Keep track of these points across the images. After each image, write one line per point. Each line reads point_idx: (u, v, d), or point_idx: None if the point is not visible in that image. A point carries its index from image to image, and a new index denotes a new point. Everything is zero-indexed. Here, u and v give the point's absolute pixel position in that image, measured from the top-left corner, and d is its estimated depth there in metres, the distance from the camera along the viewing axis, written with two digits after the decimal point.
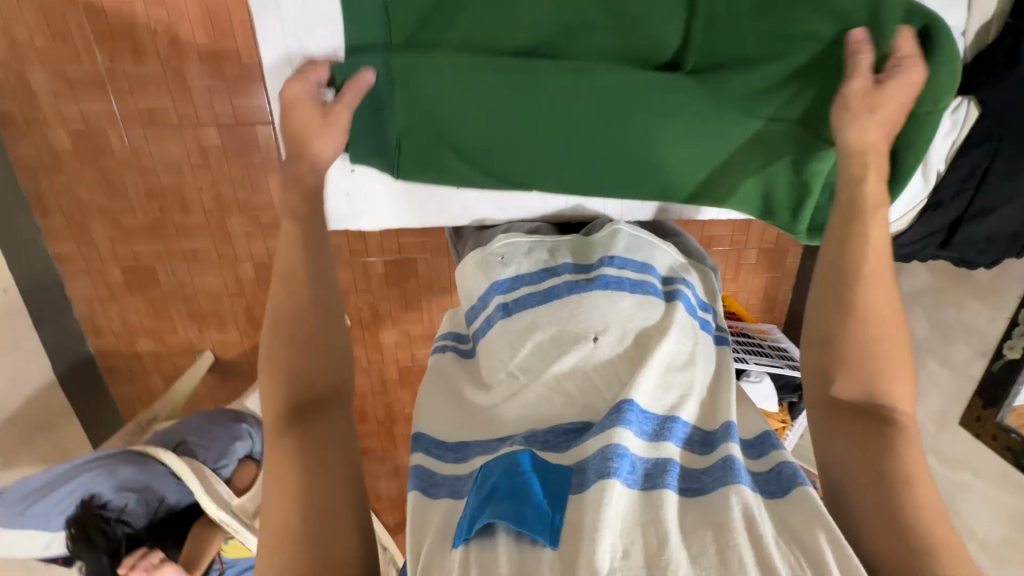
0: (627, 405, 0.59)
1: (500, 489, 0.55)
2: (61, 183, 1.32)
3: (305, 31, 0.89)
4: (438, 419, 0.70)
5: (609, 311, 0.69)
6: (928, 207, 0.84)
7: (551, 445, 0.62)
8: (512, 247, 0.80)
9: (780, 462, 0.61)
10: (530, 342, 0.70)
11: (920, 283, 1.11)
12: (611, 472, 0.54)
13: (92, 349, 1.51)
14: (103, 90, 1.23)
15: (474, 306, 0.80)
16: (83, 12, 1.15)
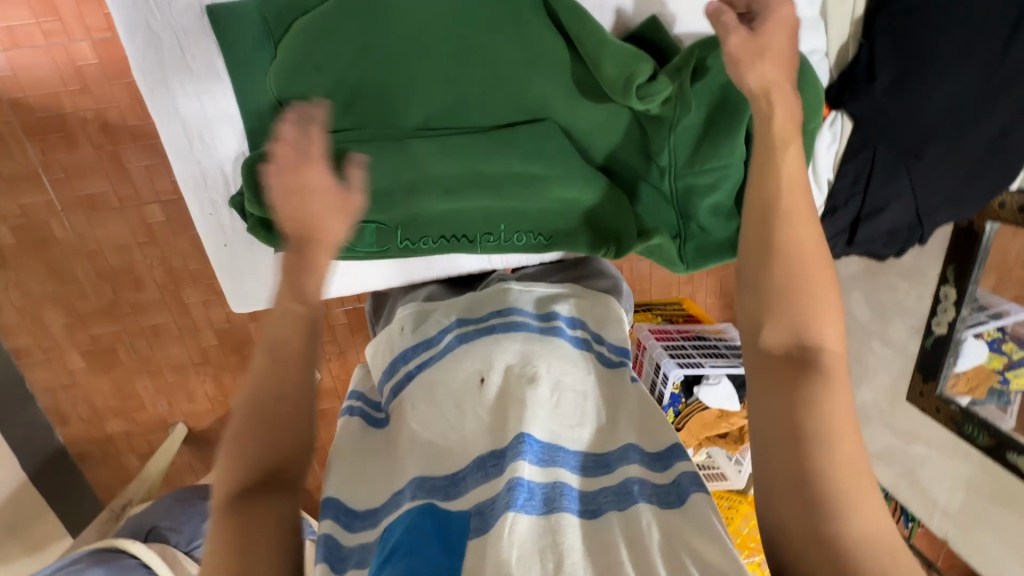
0: (524, 438, 0.64)
1: (399, 548, 0.58)
2: (8, 278, 1.31)
3: (205, 129, 0.83)
4: (347, 483, 0.71)
5: (490, 351, 0.74)
6: (826, 212, 0.91)
7: (437, 492, 0.66)
8: (407, 319, 0.85)
9: (679, 474, 0.66)
10: (433, 390, 0.73)
11: (853, 270, 1.16)
12: (508, 506, 0.59)
13: (61, 439, 1.48)
14: (40, 182, 1.23)
15: (383, 374, 0.82)
16: (10, 110, 1.17)
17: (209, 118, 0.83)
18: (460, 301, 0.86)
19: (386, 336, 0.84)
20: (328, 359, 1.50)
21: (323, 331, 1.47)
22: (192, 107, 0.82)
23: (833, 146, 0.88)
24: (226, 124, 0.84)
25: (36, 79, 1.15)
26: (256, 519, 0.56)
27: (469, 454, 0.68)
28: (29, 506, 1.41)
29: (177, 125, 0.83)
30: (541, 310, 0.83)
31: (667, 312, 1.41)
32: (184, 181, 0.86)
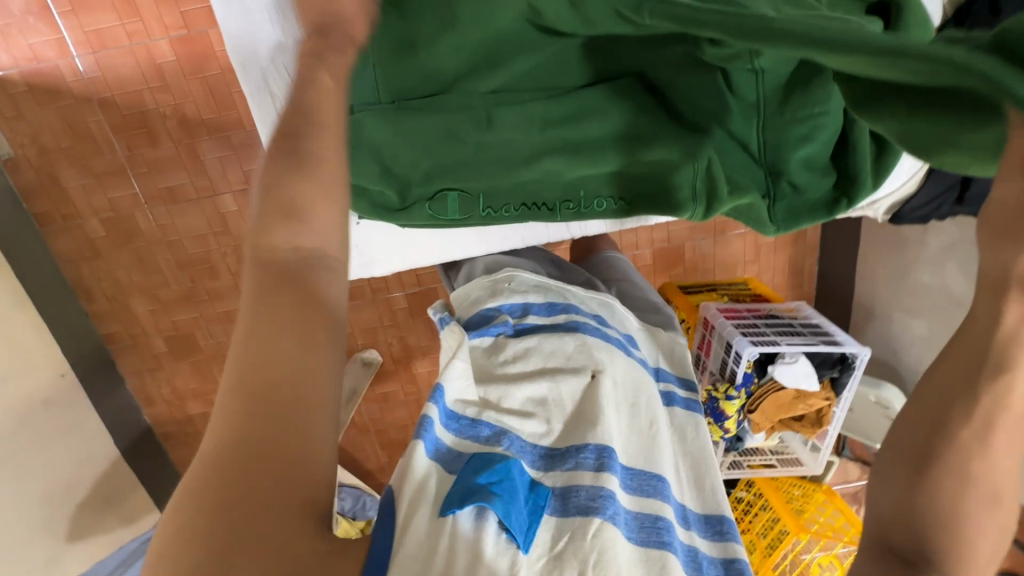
0: (620, 453, 0.65)
1: (495, 484, 0.57)
2: (100, 268, 1.41)
3: (293, 101, 0.88)
4: (460, 382, 0.69)
5: (611, 359, 0.75)
6: (933, 166, 0.81)
7: (527, 455, 0.66)
8: (515, 278, 0.87)
9: (731, 555, 0.65)
10: (535, 362, 0.73)
11: (948, 238, 1.07)
12: (595, 511, 0.59)
13: (148, 419, 1.58)
14: (126, 176, 1.32)
15: (473, 314, 0.83)
16: (100, 109, 1.25)
17: (297, 91, 0.87)
18: (566, 290, 0.87)
19: (489, 281, 0.87)
20: (389, 344, 1.54)
21: (385, 316, 1.50)
22: (283, 82, 0.87)
23: None
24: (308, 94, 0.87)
25: (122, 79, 1.22)
26: (278, 315, 0.48)
27: (575, 438, 0.67)
28: (122, 481, 1.53)
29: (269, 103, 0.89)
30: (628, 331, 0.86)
31: (733, 292, 1.36)
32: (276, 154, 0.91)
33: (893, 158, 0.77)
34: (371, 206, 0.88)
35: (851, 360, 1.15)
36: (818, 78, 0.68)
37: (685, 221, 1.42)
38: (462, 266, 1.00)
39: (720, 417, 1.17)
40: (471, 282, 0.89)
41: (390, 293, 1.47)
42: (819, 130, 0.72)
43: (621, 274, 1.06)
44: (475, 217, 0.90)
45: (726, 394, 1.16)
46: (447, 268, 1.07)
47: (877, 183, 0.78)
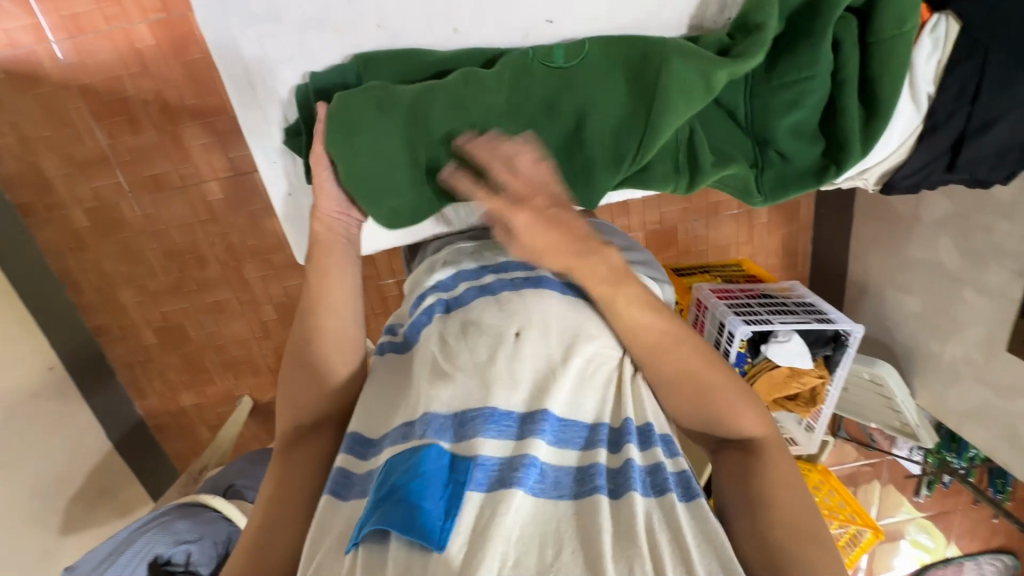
0: (541, 415, 0.61)
1: (400, 491, 0.57)
2: (86, 260, 1.39)
3: (269, 72, 0.83)
4: (372, 419, 0.71)
5: (537, 306, 0.69)
6: (924, 133, 0.79)
7: (444, 432, 0.62)
8: (454, 253, 0.83)
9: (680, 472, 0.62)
10: (467, 336, 0.69)
11: (941, 212, 1.07)
12: (514, 483, 0.57)
13: (140, 412, 1.57)
14: (109, 165, 1.30)
15: (414, 301, 0.80)
16: (80, 96, 1.22)
17: (273, 62, 0.82)
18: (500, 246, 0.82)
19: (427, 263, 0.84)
20: (382, 332, 1.53)
21: (376, 303, 1.49)
22: (258, 52, 0.82)
23: (933, 57, 0.76)
24: (288, 66, 0.83)
25: (101, 64, 1.20)
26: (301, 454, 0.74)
27: (518, 400, 0.63)
28: (115, 473, 1.52)
29: (245, 75, 0.83)
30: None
31: (725, 273, 1.35)
32: (250, 130, 0.86)
33: (882, 121, 0.76)
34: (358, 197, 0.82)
35: (845, 338, 1.15)
36: (811, 45, 0.74)
37: (677, 202, 1.40)
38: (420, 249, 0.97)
39: None
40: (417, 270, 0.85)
41: (381, 281, 1.46)
42: (806, 95, 0.76)
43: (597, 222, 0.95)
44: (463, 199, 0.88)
45: None
46: (411, 251, 1.03)
47: (865, 146, 0.78)
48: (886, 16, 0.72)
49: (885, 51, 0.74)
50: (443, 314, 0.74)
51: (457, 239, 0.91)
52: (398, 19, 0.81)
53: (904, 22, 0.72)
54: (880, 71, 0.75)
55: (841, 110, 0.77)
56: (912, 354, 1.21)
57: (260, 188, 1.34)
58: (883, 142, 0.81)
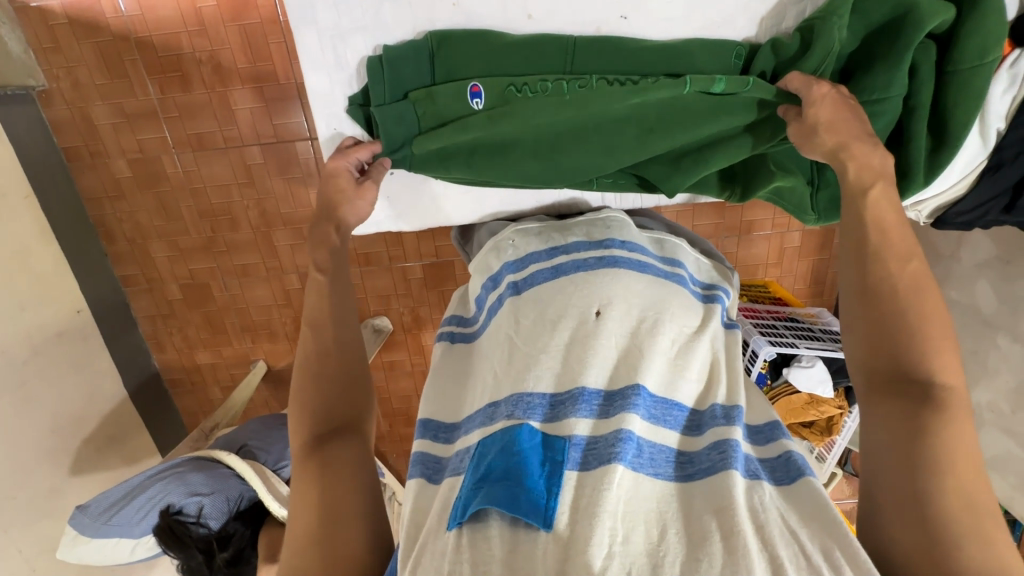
0: (635, 391, 0.61)
1: (498, 472, 0.56)
2: (123, 209, 1.41)
3: (340, 41, 0.84)
4: (437, 404, 0.72)
5: (615, 286, 0.69)
6: (986, 171, 0.79)
7: (534, 411, 0.61)
8: (519, 233, 0.81)
9: (785, 450, 0.61)
10: (541, 318, 0.68)
11: (983, 256, 1.05)
12: (616, 458, 0.55)
13: (157, 364, 1.59)
14: (156, 119, 1.32)
15: (486, 286, 0.80)
16: (137, 48, 1.25)
17: (345, 30, 0.83)
18: (570, 226, 0.81)
19: (494, 241, 0.82)
20: (401, 313, 1.54)
21: (399, 285, 1.50)
22: (331, 16, 0.82)
23: (1008, 94, 0.73)
24: (359, 36, 0.84)
25: (161, 20, 1.22)
26: (337, 449, 0.70)
27: (626, 381, 0.62)
28: (126, 422, 1.54)
29: (314, 40, 0.84)
30: (664, 254, 0.79)
31: (752, 292, 1.34)
32: (316, 94, 0.87)
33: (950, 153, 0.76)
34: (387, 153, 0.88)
35: None
36: (888, 67, 0.73)
37: (710, 217, 1.40)
38: (476, 234, 0.96)
39: None
40: (479, 252, 0.84)
41: (406, 262, 1.47)
42: (877, 117, 0.75)
43: (663, 221, 0.95)
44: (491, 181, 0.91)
45: None
46: (464, 233, 1.02)
47: (928, 177, 0.78)
48: (965, 50, 0.71)
49: (959, 84, 0.73)
50: (514, 297, 0.72)
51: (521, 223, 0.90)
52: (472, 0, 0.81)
53: (982, 57, 0.71)
54: (953, 101, 0.74)
55: (909, 137, 0.76)
56: None
57: (300, 158, 1.35)
58: (944, 178, 0.80)
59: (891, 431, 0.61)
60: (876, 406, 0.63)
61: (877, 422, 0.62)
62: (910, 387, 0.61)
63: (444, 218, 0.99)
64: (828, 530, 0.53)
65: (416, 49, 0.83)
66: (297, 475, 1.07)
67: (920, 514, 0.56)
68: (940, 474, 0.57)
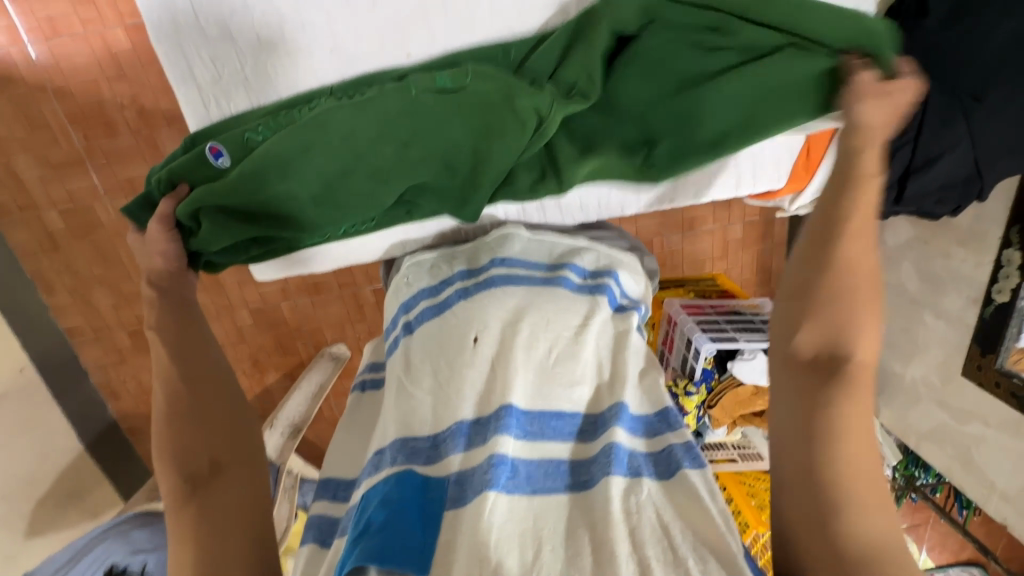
0: (505, 411, 0.61)
1: (375, 524, 0.55)
2: (60, 261, 1.38)
3: (224, 95, 0.80)
4: (343, 460, 0.74)
5: (495, 309, 0.71)
6: None
7: (419, 456, 0.63)
8: (414, 268, 0.82)
9: (667, 445, 0.62)
10: (424, 359, 0.69)
11: (903, 237, 1.09)
12: (488, 485, 0.56)
13: (114, 413, 1.57)
14: (84, 167, 1.29)
15: (387, 329, 0.81)
16: (55, 98, 1.22)
17: (226, 84, 0.79)
18: (457, 253, 0.84)
19: (393, 284, 0.84)
20: (358, 338, 1.53)
21: (353, 311, 1.50)
22: (205, 70, 0.78)
23: None
24: (243, 89, 0.80)
25: (77, 67, 1.20)
26: (218, 492, 0.64)
27: (496, 401, 0.63)
28: (85, 477, 1.51)
29: (197, 94, 0.80)
30: (553, 260, 0.81)
31: (699, 287, 1.36)
32: None
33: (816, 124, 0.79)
34: (214, 227, 0.73)
35: None
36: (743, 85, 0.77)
37: (653, 217, 1.42)
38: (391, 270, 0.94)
39: (681, 412, 1.19)
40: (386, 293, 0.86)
41: (357, 288, 1.47)
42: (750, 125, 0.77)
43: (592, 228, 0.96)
44: (362, 229, 0.85)
45: (685, 390, 1.18)
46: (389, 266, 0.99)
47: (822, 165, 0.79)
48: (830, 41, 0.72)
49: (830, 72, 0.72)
50: (406, 338, 0.74)
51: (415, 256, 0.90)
52: (352, 44, 0.78)
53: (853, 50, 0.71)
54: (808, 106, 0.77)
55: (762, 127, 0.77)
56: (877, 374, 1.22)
57: None
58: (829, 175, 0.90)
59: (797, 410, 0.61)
60: (792, 385, 0.62)
61: (790, 400, 0.62)
62: (828, 365, 0.61)
63: (357, 257, 0.95)
64: (700, 523, 0.55)
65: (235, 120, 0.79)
66: None
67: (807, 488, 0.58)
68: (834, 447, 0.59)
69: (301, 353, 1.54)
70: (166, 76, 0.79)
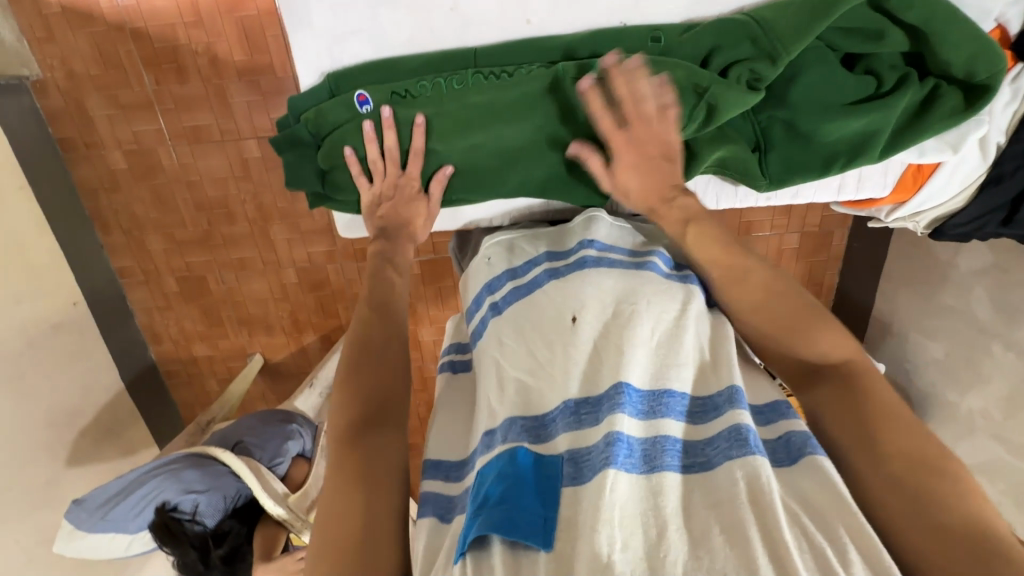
0: (622, 388, 0.59)
1: (495, 497, 0.56)
2: (118, 201, 1.40)
3: (338, 44, 0.80)
4: (445, 444, 0.72)
5: (591, 290, 0.69)
6: (987, 183, 0.84)
7: (528, 433, 0.62)
8: (495, 249, 0.82)
9: (789, 431, 0.60)
10: (518, 336, 0.70)
11: (980, 263, 1.06)
12: (608, 463, 0.54)
13: (154, 356, 1.60)
14: (152, 111, 1.30)
15: (470, 310, 0.82)
16: (131, 39, 1.23)
17: (342, 32, 0.79)
18: (541, 234, 0.83)
19: (473, 264, 0.84)
20: None
21: None
22: (326, 15, 0.78)
23: (1011, 106, 0.79)
24: (359, 40, 0.80)
25: (156, 10, 1.20)
26: (380, 446, 0.62)
27: (607, 378, 0.61)
28: (123, 415, 1.54)
29: (310, 41, 0.80)
30: (636, 248, 0.78)
31: None
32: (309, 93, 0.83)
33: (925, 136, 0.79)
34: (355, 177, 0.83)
35: None
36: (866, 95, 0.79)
37: None
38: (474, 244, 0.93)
39: None
40: (467, 273, 0.86)
41: None
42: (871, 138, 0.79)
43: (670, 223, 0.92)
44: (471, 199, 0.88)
45: None
46: (460, 240, 0.98)
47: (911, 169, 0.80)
48: (953, 62, 0.75)
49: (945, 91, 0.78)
50: (494, 317, 0.74)
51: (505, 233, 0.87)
52: (471, 4, 0.77)
53: (972, 75, 0.75)
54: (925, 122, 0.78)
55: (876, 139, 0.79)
56: (929, 401, 1.19)
57: None
58: (944, 188, 0.86)
59: (832, 416, 0.61)
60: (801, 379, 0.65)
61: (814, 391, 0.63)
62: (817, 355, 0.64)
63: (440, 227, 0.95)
64: (835, 517, 0.51)
65: (374, 72, 0.81)
66: (292, 471, 1.08)
67: (871, 469, 0.57)
68: (870, 433, 0.58)
69: (341, 317, 1.55)
70: (283, 19, 0.79)
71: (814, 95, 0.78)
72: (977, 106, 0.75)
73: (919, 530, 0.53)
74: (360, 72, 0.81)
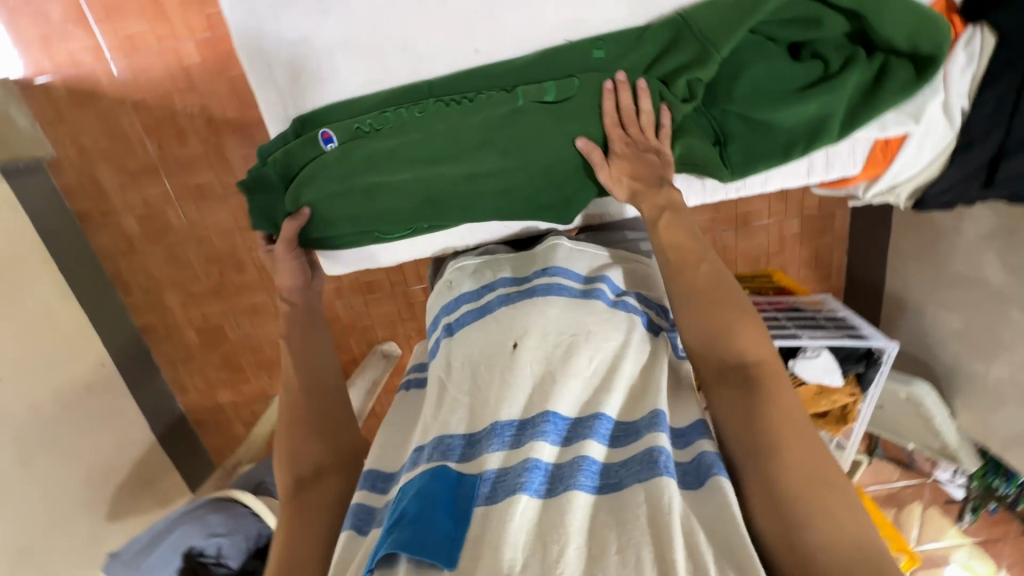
0: (547, 416, 0.60)
1: (408, 515, 0.56)
2: (135, 263, 1.48)
3: (301, 95, 0.84)
4: (389, 454, 0.73)
5: (533, 318, 0.69)
6: (959, 148, 0.82)
7: (453, 451, 0.63)
8: (460, 271, 0.85)
9: (702, 453, 0.59)
10: (469, 361, 0.70)
11: (986, 227, 1.02)
12: (519, 488, 0.56)
13: (182, 407, 1.66)
14: (158, 175, 1.38)
15: (433, 326, 0.83)
16: (133, 110, 1.31)
17: (303, 83, 0.83)
18: (502, 261, 0.84)
19: (439, 285, 0.86)
20: (408, 336, 1.56)
21: (404, 309, 1.53)
22: (286, 68, 0.82)
23: (968, 70, 0.77)
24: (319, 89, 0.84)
25: (153, 81, 1.28)
26: (314, 497, 0.70)
27: (537, 405, 0.62)
28: (158, 466, 1.60)
29: (276, 95, 0.84)
30: (591, 272, 0.78)
31: (755, 283, 1.31)
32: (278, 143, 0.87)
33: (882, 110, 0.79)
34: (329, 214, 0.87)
35: (878, 355, 1.10)
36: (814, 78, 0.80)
37: (705, 212, 1.38)
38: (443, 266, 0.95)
39: None
40: (429, 296, 0.88)
41: (408, 286, 1.50)
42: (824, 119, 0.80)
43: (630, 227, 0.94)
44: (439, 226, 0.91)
45: None
46: (437, 265, 1.01)
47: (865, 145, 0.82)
48: (897, 37, 0.76)
49: (895, 66, 0.78)
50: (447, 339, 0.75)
51: (465, 257, 0.90)
52: (421, 41, 0.81)
53: (916, 47, 0.76)
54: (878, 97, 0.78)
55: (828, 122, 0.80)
56: (956, 374, 1.14)
57: None
58: (909, 160, 0.84)
59: (733, 432, 0.61)
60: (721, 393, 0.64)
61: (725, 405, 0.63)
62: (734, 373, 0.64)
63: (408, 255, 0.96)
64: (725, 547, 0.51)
65: (337, 112, 0.84)
66: None
67: (771, 493, 0.56)
68: (777, 452, 0.57)
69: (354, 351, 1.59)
70: (248, 76, 0.83)
71: (761, 86, 0.80)
72: (926, 76, 0.76)
73: (801, 555, 0.53)
74: (324, 114, 0.85)
